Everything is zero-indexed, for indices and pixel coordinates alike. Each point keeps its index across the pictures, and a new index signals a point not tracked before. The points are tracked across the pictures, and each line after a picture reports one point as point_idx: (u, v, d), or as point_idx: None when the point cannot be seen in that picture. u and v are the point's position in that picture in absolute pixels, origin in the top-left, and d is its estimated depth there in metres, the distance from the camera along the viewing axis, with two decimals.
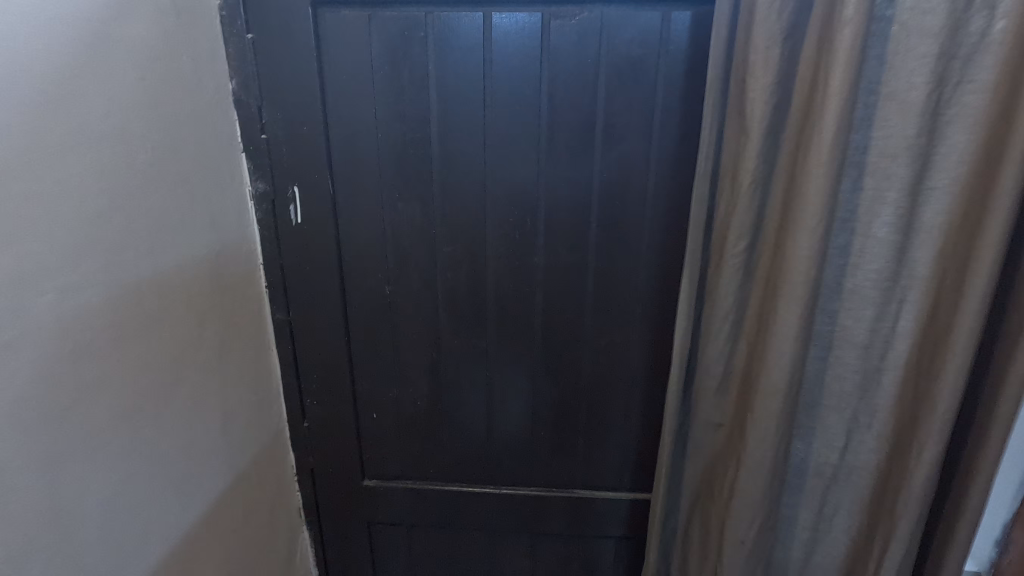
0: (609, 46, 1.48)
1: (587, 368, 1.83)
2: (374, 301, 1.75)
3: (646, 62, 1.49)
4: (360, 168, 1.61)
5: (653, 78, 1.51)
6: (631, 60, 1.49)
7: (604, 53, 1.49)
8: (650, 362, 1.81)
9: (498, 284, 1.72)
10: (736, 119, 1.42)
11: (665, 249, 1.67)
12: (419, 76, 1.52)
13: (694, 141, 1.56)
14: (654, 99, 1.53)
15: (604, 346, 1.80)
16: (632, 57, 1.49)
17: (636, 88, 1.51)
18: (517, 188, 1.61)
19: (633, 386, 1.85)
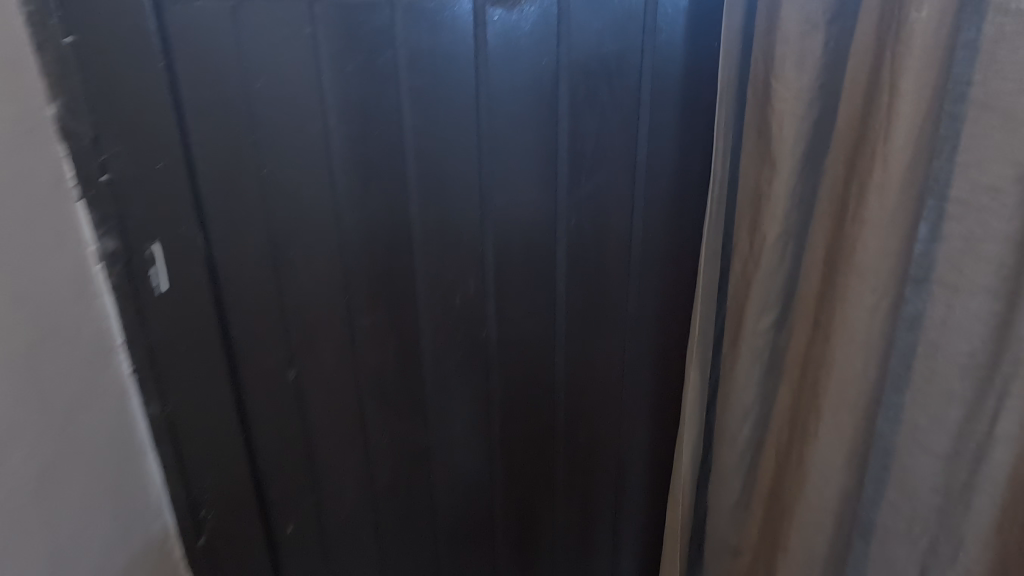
0: (571, 42, 1.05)
1: (562, 465, 1.40)
2: (276, 386, 1.33)
3: (625, 63, 1.06)
4: (241, 217, 1.17)
5: (634, 85, 1.08)
6: (603, 61, 1.06)
7: (565, 53, 1.06)
8: (644, 452, 1.38)
9: (437, 363, 1.29)
10: (755, 140, 0.98)
11: (656, 311, 1.24)
12: (311, 92, 1.09)
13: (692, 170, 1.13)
14: (638, 114, 1.10)
15: (583, 438, 1.37)
16: (607, 56, 1.06)
17: (612, 99, 1.08)
18: (454, 237, 1.17)
19: (624, 484, 1.41)
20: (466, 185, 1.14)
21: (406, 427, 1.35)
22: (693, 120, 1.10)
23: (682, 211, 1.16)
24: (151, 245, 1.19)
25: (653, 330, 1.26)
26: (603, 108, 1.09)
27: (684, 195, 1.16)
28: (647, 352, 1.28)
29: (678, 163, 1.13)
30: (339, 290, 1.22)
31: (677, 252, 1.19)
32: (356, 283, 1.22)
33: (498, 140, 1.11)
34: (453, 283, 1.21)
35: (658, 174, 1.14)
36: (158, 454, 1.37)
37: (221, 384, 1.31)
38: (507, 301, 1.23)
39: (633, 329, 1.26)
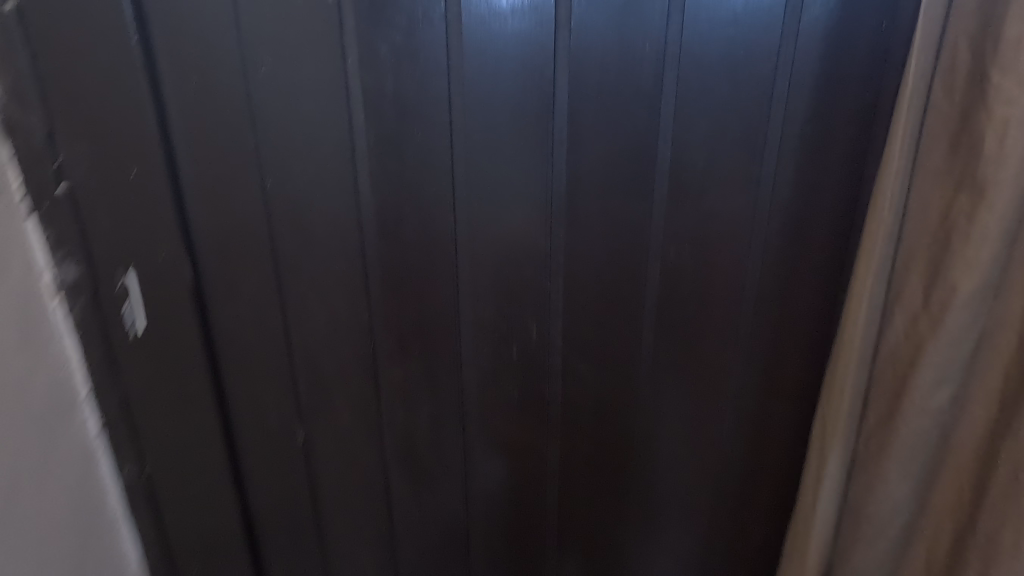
0: (686, 19, 0.76)
1: (633, 559, 1.08)
2: (282, 447, 1.06)
3: (760, 46, 0.77)
4: (240, 239, 0.92)
5: (773, 76, 0.78)
6: (730, 45, 0.77)
7: (680, 32, 0.77)
8: (740, 548, 1.07)
9: (485, 427, 1.01)
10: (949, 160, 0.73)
11: (777, 374, 0.94)
12: (335, 80, 0.82)
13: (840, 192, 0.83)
14: (773, 117, 0.80)
15: (663, 529, 1.06)
16: (739, 38, 0.77)
17: (738, 97, 0.80)
18: (514, 274, 0.90)
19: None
20: (533, 207, 0.87)
21: (439, 501, 1.07)
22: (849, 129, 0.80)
23: (825, 247, 0.87)
24: (125, 273, 0.92)
25: (771, 399, 0.96)
26: (722, 108, 0.80)
27: (831, 228, 0.86)
28: (755, 426, 0.98)
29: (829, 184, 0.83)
30: (364, 332, 0.96)
31: (812, 298, 0.89)
32: (383, 324, 0.96)
33: (578, 149, 0.84)
34: (508, 330, 0.94)
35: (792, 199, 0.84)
36: (138, 534, 1.06)
37: (213, 447, 1.04)
38: (575, 355, 0.95)
39: (746, 396, 0.96)
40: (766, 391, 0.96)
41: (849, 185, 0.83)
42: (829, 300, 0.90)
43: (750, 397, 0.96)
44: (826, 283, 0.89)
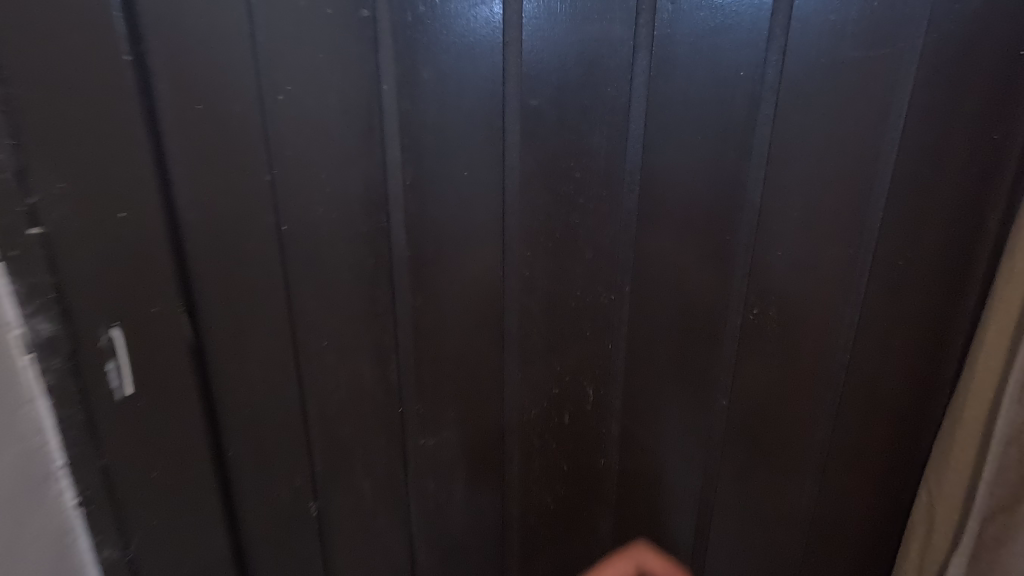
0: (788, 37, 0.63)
1: None
2: (290, 525, 0.91)
3: (874, 68, 0.64)
4: (251, 291, 0.79)
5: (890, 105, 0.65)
6: (844, 67, 0.64)
7: (781, 56, 0.64)
8: None
9: (528, 499, 0.88)
10: None
11: (871, 451, 0.80)
12: (371, 111, 0.70)
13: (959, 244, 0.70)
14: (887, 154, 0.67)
15: None
16: (854, 64, 0.64)
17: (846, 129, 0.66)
18: (570, 332, 0.79)
19: None
20: (595, 257, 0.75)
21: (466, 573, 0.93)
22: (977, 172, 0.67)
23: (939, 308, 0.73)
24: (110, 330, 0.76)
25: (861, 478, 0.82)
26: (827, 146, 0.67)
27: (948, 285, 0.72)
28: (840, 509, 0.84)
29: (950, 237, 0.70)
30: (391, 397, 0.83)
31: (919, 366, 0.76)
32: (413, 387, 0.82)
33: (651, 192, 0.72)
34: (559, 394, 0.82)
35: (904, 252, 0.71)
36: None
37: (209, 530, 0.89)
38: (635, 420, 0.83)
39: (832, 475, 0.82)
40: (857, 470, 0.81)
41: (972, 238, 0.70)
42: (938, 368, 0.76)
43: (836, 476, 0.82)
44: (936, 350, 0.75)
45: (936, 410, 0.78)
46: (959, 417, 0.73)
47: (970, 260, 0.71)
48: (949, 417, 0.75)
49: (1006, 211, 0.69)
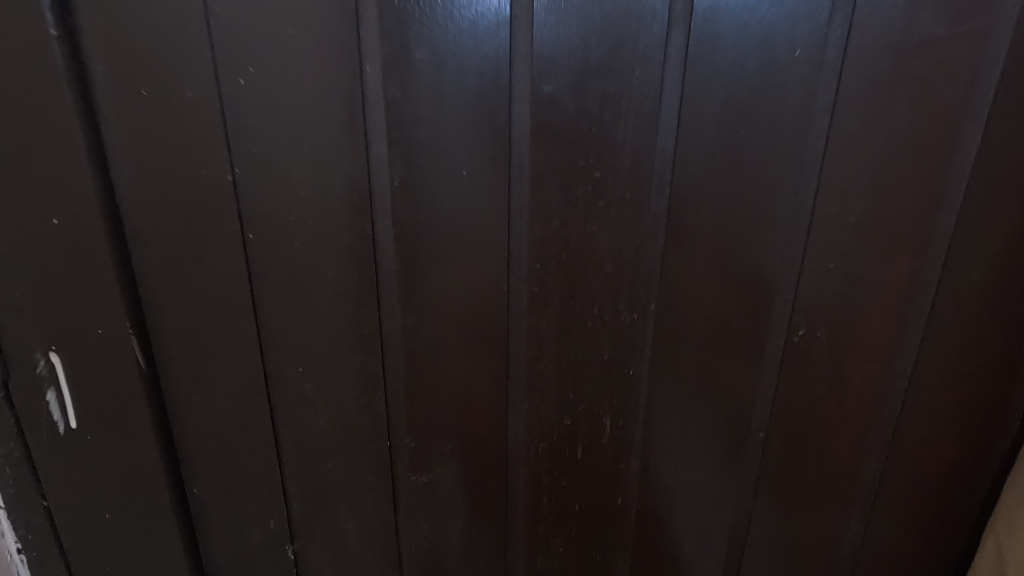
0: (858, 12, 0.53)
1: None
2: (266, 569, 0.80)
3: (955, 56, 0.54)
4: (212, 309, 0.67)
5: (967, 99, 0.55)
6: (916, 49, 0.54)
7: (845, 31, 0.54)
8: None
9: (536, 541, 0.78)
10: None
11: (926, 488, 0.70)
12: (350, 96, 0.58)
13: None
14: (959, 155, 0.57)
15: None
16: (931, 43, 0.54)
17: (915, 126, 0.56)
18: (586, 355, 0.68)
19: None
20: (616, 269, 0.64)
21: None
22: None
23: (1015, 326, 0.63)
24: (47, 355, 0.65)
25: (914, 515, 0.72)
26: (893, 141, 0.57)
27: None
28: (887, 552, 0.74)
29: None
30: (378, 430, 0.72)
31: (987, 393, 0.65)
32: (403, 419, 0.71)
33: (685, 194, 0.60)
34: (571, 426, 0.71)
35: (979, 264, 0.60)
36: None
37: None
38: (658, 453, 0.73)
39: (881, 515, 0.72)
40: (908, 509, 0.71)
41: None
42: (1010, 395, 0.66)
43: (886, 517, 0.72)
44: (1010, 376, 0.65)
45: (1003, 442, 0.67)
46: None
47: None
48: None
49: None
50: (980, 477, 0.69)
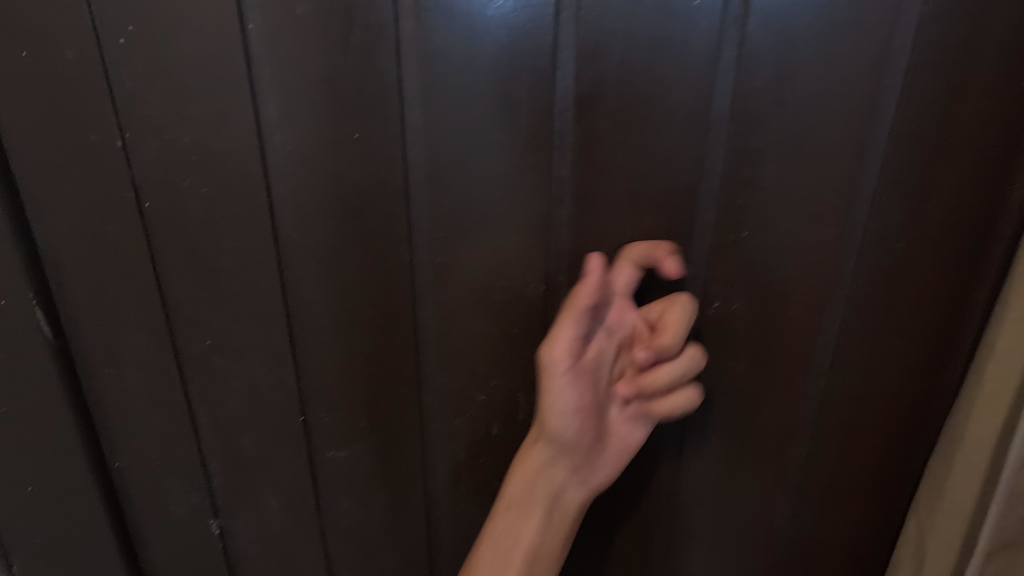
0: None
1: None
2: (193, 542, 0.79)
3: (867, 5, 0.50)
4: (117, 280, 0.65)
5: (883, 53, 0.51)
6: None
7: None
8: None
9: (459, 520, 0.76)
10: None
11: (860, 466, 0.67)
12: (233, 56, 0.55)
13: (966, 224, 0.57)
14: (877, 115, 0.53)
15: None
16: None
17: (827, 83, 0.53)
18: (497, 329, 0.65)
19: None
20: (522, 239, 0.61)
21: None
22: (1000, 128, 0.54)
23: (943, 299, 0.59)
24: None
25: (846, 499, 0.68)
26: (808, 97, 0.53)
27: (958, 271, 0.58)
28: (814, 538, 0.71)
29: (960, 209, 0.56)
30: (292, 405, 0.70)
31: (919, 368, 0.62)
32: (316, 393, 0.70)
33: (588, 159, 0.57)
34: (487, 403, 0.69)
35: (903, 229, 0.57)
36: None
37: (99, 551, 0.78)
38: None
39: (814, 499, 0.68)
40: (841, 492, 0.68)
41: (991, 210, 0.56)
42: (940, 372, 0.62)
43: (819, 499, 0.68)
44: (945, 351, 0.61)
45: (933, 417, 0.64)
46: (959, 442, 0.60)
47: (984, 240, 0.57)
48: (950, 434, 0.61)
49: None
50: (915, 453, 0.65)
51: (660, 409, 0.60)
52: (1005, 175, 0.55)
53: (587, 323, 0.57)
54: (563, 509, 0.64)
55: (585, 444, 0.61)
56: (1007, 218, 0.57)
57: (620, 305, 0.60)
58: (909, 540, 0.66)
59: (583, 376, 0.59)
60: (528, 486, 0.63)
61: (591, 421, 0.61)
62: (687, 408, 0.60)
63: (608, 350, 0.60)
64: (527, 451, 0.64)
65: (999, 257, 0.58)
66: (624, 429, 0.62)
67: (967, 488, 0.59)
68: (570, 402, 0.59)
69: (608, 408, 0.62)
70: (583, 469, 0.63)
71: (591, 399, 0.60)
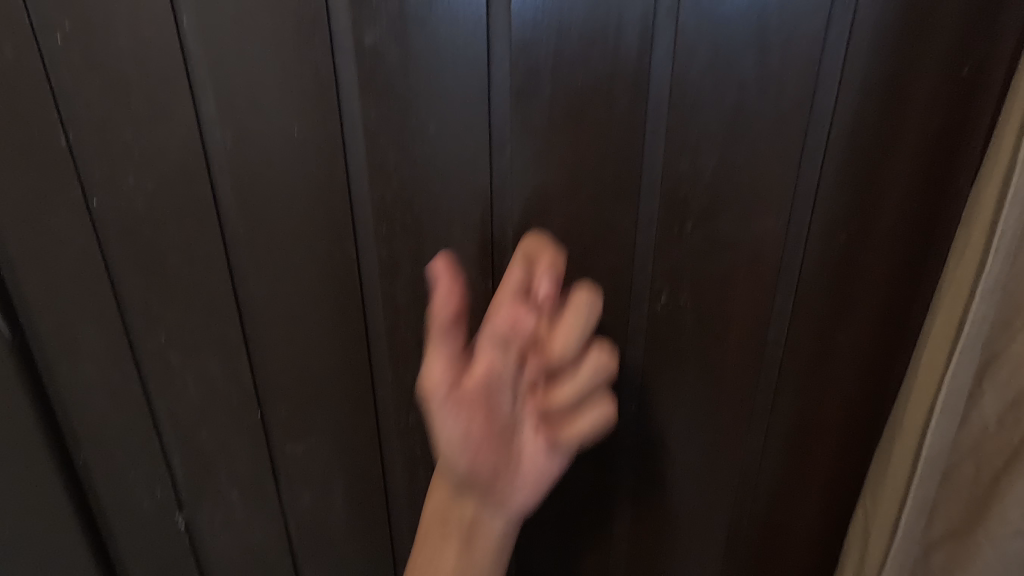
0: None
1: None
2: (154, 543, 0.78)
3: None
4: (66, 277, 0.64)
5: (814, 43, 0.52)
6: None
7: None
8: None
9: (419, 510, 0.77)
10: (995, 155, 0.53)
11: (807, 443, 0.68)
12: (170, 52, 0.55)
13: (907, 202, 0.57)
14: (810, 106, 0.54)
15: None
16: None
17: (757, 74, 0.53)
18: (446, 320, 0.66)
19: None
20: (465, 233, 0.61)
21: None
22: (945, 122, 0.55)
23: (892, 270, 0.60)
24: None
25: (794, 476, 0.70)
26: (742, 89, 0.54)
27: (909, 262, 0.60)
28: (778, 521, 0.73)
29: (909, 201, 0.57)
30: (248, 400, 0.70)
31: (872, 357, 0.64)
32: (272, 388, 0.70)
33: (528, 154, 0.58)
34: None
35: (851, 220, 0.58)
36: None
37: (64, 553, 0.76)
38: None
39: (764, 479, 0.70)
40: (788, 469, 0.70)
41: (938, 203, 0.58)
42: (890, 343, 0.63)
43: (769, 477, 0.70)
44: (896, 341, 0.63)
45: (878, 392, 0.66)
46: (899, 425, 0.63)
47: (933, 232, 0.59)
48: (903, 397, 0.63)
49: (977, 170, 0.56)
50: (860, 426, 0.67)
51: (552, 348, 0.51)
52: (951, 169, 0.56)
53: (455, 338, 0.46)
54: (481, 550, 0.52)
55: (487, 476, 0.49)
56: (954, 211, 0.58)
57: (516, 321, 0.47)
58: (864, 496, 0.69)
59: (479, 404, 0.46)
60: (440, 518, 0.52)
61: (490, 453, 0.48)
62: (582, 321, 0.52)
63: (508, 374, 0.47)
64: (431, 490, 0.53)
65: (945, 250, 0.59)
66: (536, 463, 0.50)
67: (899, 466, 0.62)
68: (455, 436, 0.47)
69: (515, 440, 0.49)
70: (495, 503, 0.51)
71: (489, 429, 0.47)
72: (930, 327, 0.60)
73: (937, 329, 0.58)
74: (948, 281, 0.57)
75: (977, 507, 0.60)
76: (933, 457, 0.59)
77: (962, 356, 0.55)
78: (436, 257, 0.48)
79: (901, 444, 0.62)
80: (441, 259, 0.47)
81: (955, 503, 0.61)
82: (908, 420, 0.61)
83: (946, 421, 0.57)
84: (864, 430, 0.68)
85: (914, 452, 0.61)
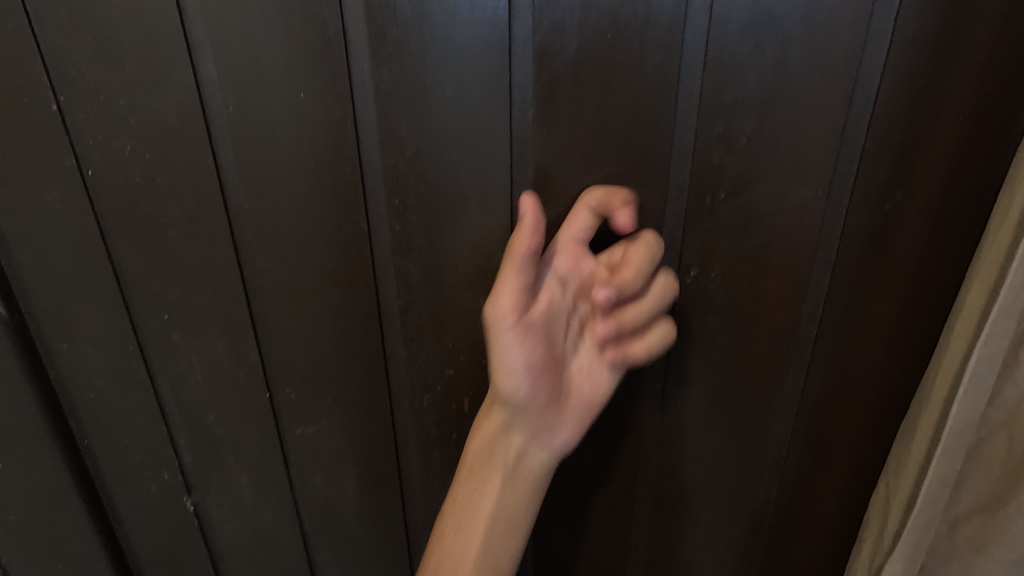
0: None
1: None
2: (163, 527, 0.76)
3: None
4: (63, 253, 0.61)
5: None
6: None
7: None
8: None
9: (434, 492, 0.75)
10: None
11: (838, 424, 0.66)
12: (163, 7, 0.51)
13: (957, 165, 0.53)
14: (856, 62, 0.50)
15: None
16: None
17: (801, 27, 0.49)
18: (463, 297, 0.63)
19: None
20: (483, 205, 0.58)
21: (369, 559, 0.80)
22: (1005, 82, 0.50)
23: (936, 240, 0.56)
24: None
25: (825, 457, 0.68)
26: (783, 45, 0.50)
27: (955, 233, 0.56)
28: (805, 504, 0.71)
29: (958, 167, 0.53)
30: (257, 381, 0.68)
31: (910, 335, 0.61)
32: (281, 368, 0.67)
33: (551, 117, 0.54)
34: (456, 375, 0.67)
35: (894, 188, 0.54)
36: None
37: (73, 536, 0.74)
38: None
39: (793, 460, 0.68)
40: (819, 450, 0.67)
41: (990, 166, 0.53)
42: (934, 319, 0.60)
43: (797, 458, 0.68)
44: (937, 320, 0.60)
45: (918, 371, 0.62)
46: (926, 398, 0.60)
47: (982, 203, 0.55)
48: (935, 366, 0.60)
49: None
50: (896, 407, 0.64)
51: (623, 278, 0.54)
52: (1007, 132, 0.52)
53: (529, 271, 0.53)
54: (523, 475, 0.61)
55: (541, 402, 0.58)
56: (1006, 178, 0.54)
57: (579, 257, 0.57)
58: (889, 469, 0.66)
59: (541, 335, 0.56)
60: (489, 455, 0.61)
61: (548, 376, 0.58)
62: (652, 259, 0.55)
63: (564, 307, 0.57)
64: (482, 424, 0.61)
65: None
66: (589, 381, 0.60)
67: (924, 436, 0.60)
68: (522, 363, 0.56)
69: (567, 370, 0.59)
70: (544, 432, 0.60)
71: (550, 357, 0.57)
72: (963, 296, 0.57)
73: (971, 301, 0.56)
74: (985, 251, 0.54)
75: (1006, 484, 0.57)
76: (955, 427, 0.56)
77: (997, 325, 0.52)
78: (522, 197, 0.52)
79: (927, 418, 0.60)
80: (528, 198, 0.52)
81: (983, 479, 0.58)
82: (933, 395, 0.59)
83: (976, 389, 0.54)
84: (896, 410, 0.64)
85: (939, 423, 0.58)
